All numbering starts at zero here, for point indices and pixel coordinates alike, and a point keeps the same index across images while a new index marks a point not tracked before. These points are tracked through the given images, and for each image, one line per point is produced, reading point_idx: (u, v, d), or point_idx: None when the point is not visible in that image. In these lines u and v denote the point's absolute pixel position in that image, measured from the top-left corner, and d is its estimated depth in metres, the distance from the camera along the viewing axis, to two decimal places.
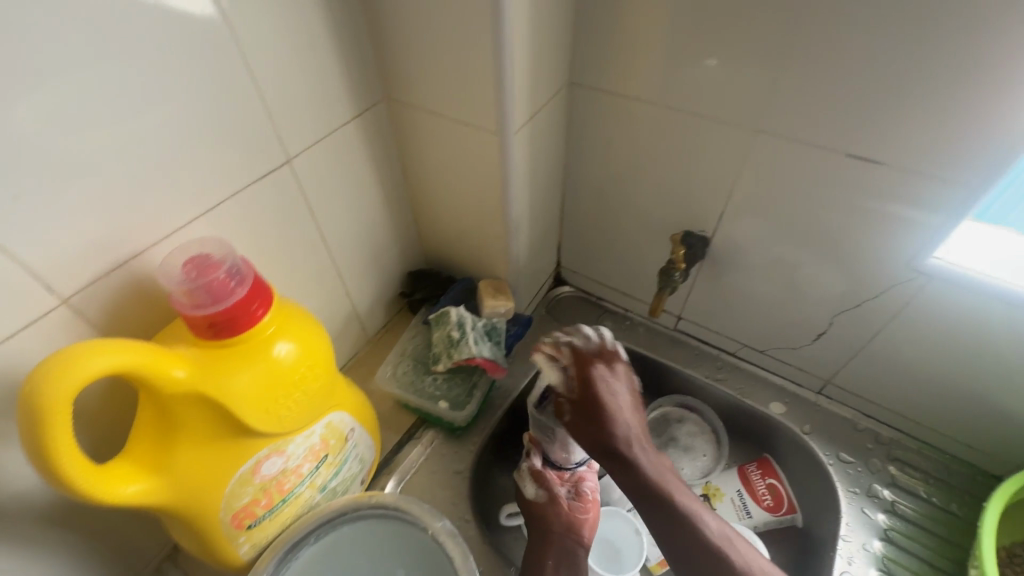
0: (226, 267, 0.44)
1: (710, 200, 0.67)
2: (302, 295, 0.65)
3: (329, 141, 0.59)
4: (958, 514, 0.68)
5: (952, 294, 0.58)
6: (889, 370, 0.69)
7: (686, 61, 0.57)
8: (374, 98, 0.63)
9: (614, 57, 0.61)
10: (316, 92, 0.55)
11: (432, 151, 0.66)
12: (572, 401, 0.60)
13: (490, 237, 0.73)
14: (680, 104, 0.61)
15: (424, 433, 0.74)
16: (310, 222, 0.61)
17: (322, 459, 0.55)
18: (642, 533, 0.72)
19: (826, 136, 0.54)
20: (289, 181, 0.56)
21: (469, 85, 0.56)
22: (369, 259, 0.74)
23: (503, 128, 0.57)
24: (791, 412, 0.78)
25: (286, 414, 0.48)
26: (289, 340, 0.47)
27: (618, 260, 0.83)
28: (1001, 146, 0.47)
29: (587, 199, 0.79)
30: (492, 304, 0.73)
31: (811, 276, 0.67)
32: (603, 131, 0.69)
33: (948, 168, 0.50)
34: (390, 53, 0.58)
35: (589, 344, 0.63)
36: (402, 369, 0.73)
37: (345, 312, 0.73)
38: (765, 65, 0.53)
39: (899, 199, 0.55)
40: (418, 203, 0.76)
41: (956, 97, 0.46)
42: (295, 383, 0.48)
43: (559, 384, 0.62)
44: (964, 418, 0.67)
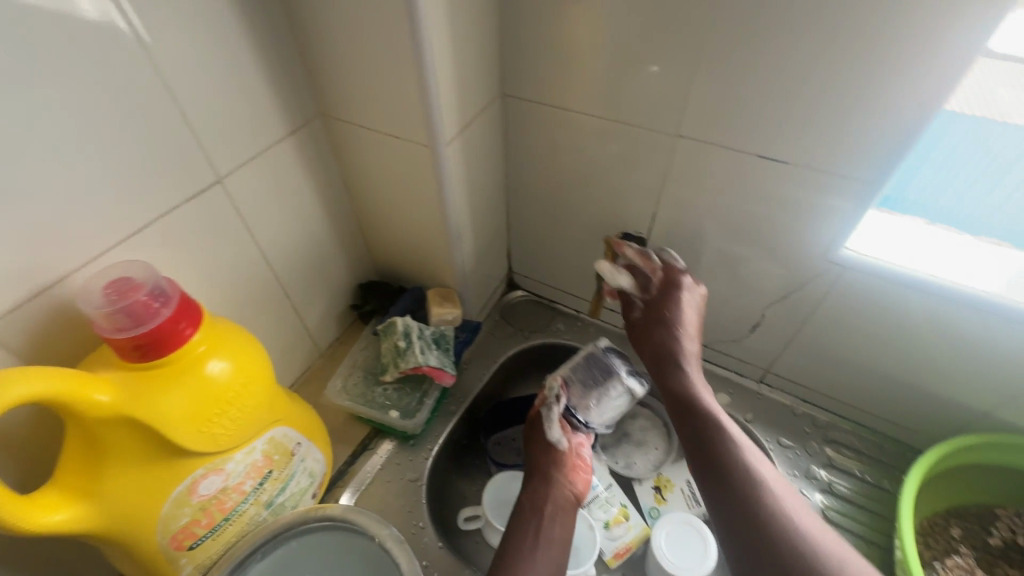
0: (148, 289, 0.44)
1: (643, 202, 0.70)
2: (245, 312, 0.65)
3: (264, 158, 0.60)
4: (890, 490, 0.72)
5: (865, 282, 0.61)
6: (819, 356, 0.72)
7: (606, 72, 0.60)
8: (309, 114, 0.64)
9: (540, 68, 0.64)
10: (246, 109, 0.56)
11: (370, 164, 0.67)
12: (643, 304, 0.68)
13: (434, 246, 0.74)
14: (605, 113, 0.64)
15: (379, 444, 0.75)
16: (248, 239, 0.62)
17: (266, 475, 0.55)
18: (596, 528, 0.74)
19: (737, 138, 0.58)
20: (222, 198, 0.57)
21: (397, 99, 0.57)
22: (316, 273, 0.74)
23: (434, 139, 0.59)
24: (735, 402, 0.81)
25: (222, 432, 0.48)
26: (221, 358, 0.47)
27: (565, 263, 0.86)
28: (886, 140, 0.51)
29: (530, 205, 0.81)
30: (439, 313, 0.76)
31: (742, 271, 0.70)
32: (538, 139, 0.71)
33: (846, 163, 0.54)
34: (320, 69, 0.60)
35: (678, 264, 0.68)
36: (353, 381, 0.74)
37: (294, 327, 0.73)
38: (676, 74, 0.57)
39: (809, 195, 0.58)
40: (362, 216, 0.77)
41: (844, 97, 0.51)
42: (230, 401, 0.48)
43: (630, 288, 0.69)
44: (890, 397, 0.71)
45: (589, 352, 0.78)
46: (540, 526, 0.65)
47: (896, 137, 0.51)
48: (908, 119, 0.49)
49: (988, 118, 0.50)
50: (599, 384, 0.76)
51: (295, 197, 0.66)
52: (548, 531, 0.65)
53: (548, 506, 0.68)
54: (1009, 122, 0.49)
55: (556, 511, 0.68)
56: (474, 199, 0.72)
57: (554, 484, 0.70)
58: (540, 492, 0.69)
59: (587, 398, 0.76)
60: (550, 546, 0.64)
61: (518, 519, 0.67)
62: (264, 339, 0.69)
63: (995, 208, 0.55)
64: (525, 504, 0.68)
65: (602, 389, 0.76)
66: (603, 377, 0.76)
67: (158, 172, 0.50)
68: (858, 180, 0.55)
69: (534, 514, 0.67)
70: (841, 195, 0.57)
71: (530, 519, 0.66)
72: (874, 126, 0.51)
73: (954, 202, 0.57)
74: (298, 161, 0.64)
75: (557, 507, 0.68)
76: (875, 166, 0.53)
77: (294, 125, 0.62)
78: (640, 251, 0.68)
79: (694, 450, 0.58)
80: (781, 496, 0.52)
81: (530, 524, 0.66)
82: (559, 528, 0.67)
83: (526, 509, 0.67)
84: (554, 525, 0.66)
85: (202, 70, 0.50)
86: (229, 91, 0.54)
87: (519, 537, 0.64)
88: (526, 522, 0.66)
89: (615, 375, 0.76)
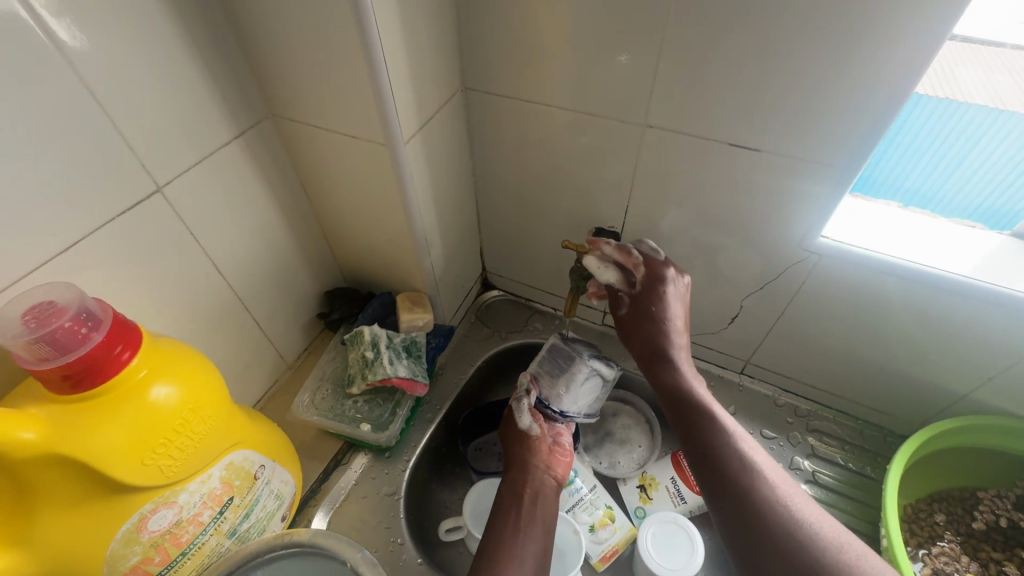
0: (75, 312, 0.40)
1: (615, 196, 0.68)
2: (199, 328, 0.61)
3: (209, 164, 0.56)
4: (873, 477, 0.72)
5: (842, 269, 0.60)
6: (798, 345, 0.72)
7: (570, 61, 0.57)
8: (257, 116, 0.60)
9: (501, 59, 0.61)
10: (184, 112, 0.52)
11: (328, 166, 0.64)
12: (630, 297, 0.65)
13: (401, 249, 0.71)
14: (570, 104, 0.61)
15: (352, 458, 0.72)
16: (197, 251, 0.58)
17: (226, 503, 0.52)
18: (581, 531, 0.72)
19: (707, 127, 0.56)
20: (164, 209, 0.53)
21: (349, 96, 0.54)
22: (278, 282, 0.71)
23: (391, 138, 0.56)
24: (717, 395, 0.80)
25: (170, 462, 0.45)
26: (165, 383, 0.44)
27: (539, 260, 0.83)
28: (857, 124, 0.50)
29: (500, 202, 0.78)
30: (410, 318, 0.73)
31: (718, 262, 0.68)
32: (504, 134, 0.68)
33: (818, 149, 0.53)
34: (266, 68, 0.56)
35: (657, 255, 0.65)
36: (321, 395, 0.71)
37: (255, 340, 0.70)
38: (641, 61, 0.54)
39: (783, 183, 0.57)
40: (324, 220, 0.73)
41: (813, 81, 0.49)
42: (178, 428, 0.45)
43: (617, 283, 0.65)
44: (870, 384, 0.70)
45: (551, 343, 0.75)
46: (518, 511, 0.65)
47: (867, 120, 0.49)
48: (879, 101, 0.48)
49: (947, 98, 0.50)
50: (564, 369, 0.73)
51: (247, 204, 0.62)
52: (527, 515, 0.65)
53: (527, 491, 0.67)
54: (967, 101, 0.49)
55: (534, 496, 0.67)
56: (440, 199, 0.69)
57: (531, 472, 0.69)
58: (518, 479, 0.69)
59: (556, 388, 0.73)
60: (530, 531, 0.64)
61: (498, 506, 0.67)
62: (223, 356, 0.65)
63: (965, 184, 0.55)
64: (504, 492, 0.68)
65: (569, 374, 0.73)
66: (568, 364, 0.73)
67: (87, 183, 0.46)
68: (832, 166, 0.53)
69: (513, 500, 0.67)
70: (814, 182, 0.55)
71: (509, 506, 0.66)
72: (845, 109, 0.49)
73: (923, 183, 0.57)
74: (249, 166, 0.61)
75: (536, 492, 0.68)
76: (847, 151, 0.52)
77: (241, 127, 0.58)
78: (619, 247, 0.64)
79: (691, 443, 0.55)
80: (781, 488, 0.50)
81: (509, 510, 0.66)
82: (540, 512, 0.66)
83: (505, 496, 0.67)
84: (533, 510, 0.66)
85: (131, 71, 0.46)
86: (164, 93, 0.50)
87: (499, 524, 0.64)
88: (505, 509, 0.66)
89: (578, 359, 0.73)
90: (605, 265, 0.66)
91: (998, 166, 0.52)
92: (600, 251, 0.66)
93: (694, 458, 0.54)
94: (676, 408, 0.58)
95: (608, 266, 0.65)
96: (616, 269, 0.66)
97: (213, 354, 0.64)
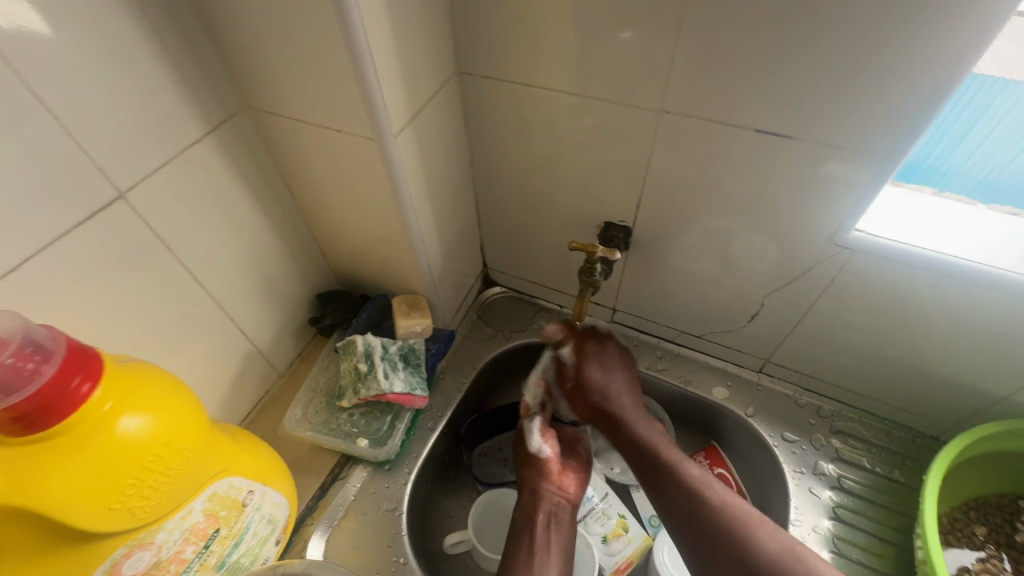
0: (20, 345, 0.36)
1: (626, 188, 0.62)
2: (178, 342, 0.56)
3: (179, 164, 0.50)
4: (902, 481, 0.68)
5: (878, 265, 0.55)
6: (823, 345, 0.67)
7: (577, 41, 0.51)
8: (231, 109, 0.54)
9: (499, 40, 0.55)
10: (147, 109, 0.46)
11: (312, 163, 0.58)
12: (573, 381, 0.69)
13: (395, 250, 0.66)
14: (577, 89, 0.55)
15: (351, 472, 0.68)
16: (170, 260, 0.53)
17: (211, 536, 0.48)
18: (594, 544, 0.68)
19: (730, 112, 0.50)
20: (129, 216, 0.48)
21: (331, 86, 0.48)
22: (264, 288, 0.66)
23: (380, 132, 0.50)
24: (734, 396, 0.76)
25: (142, 503, 0.40)
26: (133, 415, 0.39)
27: (544, 256, 0.78)
28: (901, 107, 0.44)
29: (501, 196, 0.73)
30: (406, 324, 0.69)
31: (739, 258, 0.63)
32: (504, 122, 0.63)
33: (856, 135, 0.47)
34: (237, 56, 0.50)
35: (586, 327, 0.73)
36: (314, 408, 0.68)
37: (242, 350, 0.65)
38: (658, 40, 0.48)
39: (814, 172, 0.51)
40: (311, 220, 0.68)
41: (854, 59, 0.43)
42: (151, 465, 0.40)
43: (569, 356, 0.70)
44: (901, 385, 0.66)
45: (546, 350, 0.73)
46: (532, 537, 0.62)
47: (915, 102, 0.44)
48: (930, 81, 0.42)
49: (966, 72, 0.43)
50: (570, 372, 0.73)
51: (225, 206, 0.57)
52: (543, 540, 0.63)
53: (541, 514, 0.64)
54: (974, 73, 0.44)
55: (548, 519, 0.64)
56: (435, 195, 0.64)
57: (540, 498, 0.66)
58: (530, 502, 0.65)
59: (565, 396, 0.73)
60: (546, 557, 0.61)
61: (512, 530, 0.64)
62: (207, 370, 0.61)
63: (972, 157, 0.49)
64: (517, 516, 0.65)
65: None
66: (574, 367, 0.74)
67: (35, 193, 0.41)
68: (872, 154, 0.48)
69: (527, 526, 0.64)
70: (851, 170, 0.49)
71: (522, 531, 0.63)
72: (891, 89, 0.44)
73: (926, 158, 0.51)
74: (225, 165, 0.55)
75: (549, 514, 0.65)
76: (890, 138, 0.46)
77: (213, 122, 0.52)
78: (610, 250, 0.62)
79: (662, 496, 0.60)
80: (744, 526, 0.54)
81: (522, 536, 0.63)
82: (556, 535, 0.63)
83: (518, 521, 0.65)
84: (547, 535, 0.63)
85: (79, 64, 0.40)
86: (123, 88, 0.44)
87: (514, 552, 0.62)
88: (518, 534, 0.63)
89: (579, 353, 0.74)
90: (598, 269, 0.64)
91: (1005, 136, 0.47)
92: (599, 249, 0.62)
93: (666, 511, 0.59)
94: (642, 459, 0.63)
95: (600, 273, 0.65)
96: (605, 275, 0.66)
97: (196, 369, 0.60)
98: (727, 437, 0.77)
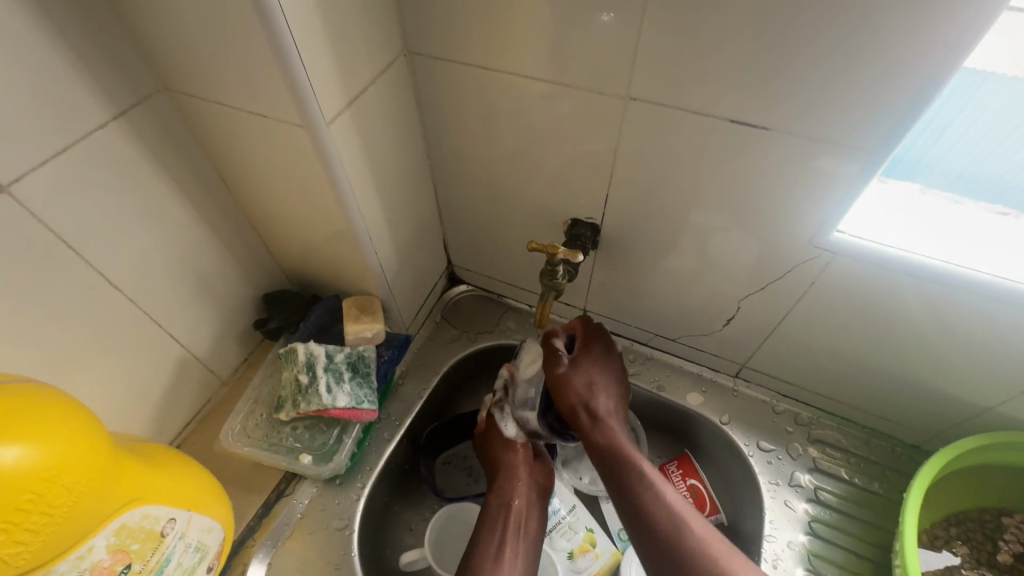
0: None
1: (594, 182, 0.57)
2: (91, 352, 0.51)
3: (80, 153, 0.44)
4: (880, 492, 0.65)
5: (860, 269, 0.51)
6: (801, 350, 0.63)
7: (536, 17, 0.46)
8: (145, 91, 0.48)
9: (449, 18, 0.49)
10: (31, 89, 0.40)
11: (244, 152, 0.52)
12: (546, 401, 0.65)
13: (343, 248, 0.60)
14: (536, 73, 0.50)
15: (297, 488, 0.63)
16: (75, 261, 0.47)
17: (121, 573, 0.43)
18: (558, 560, 0.64)
19: (701, 100, 0.46)
20: (17, 214, 0.42)
21: (250, 65, 0.42)
22: (200, 290, 0.60)
23: (311, 119, 0.45)
24: (709, 402, 0.72)
25: (20, 549, 0.35)
26: (7, 445, 0.34)
27: (510, 254, 0.73)
28: (886, 99, 0.40)
29: (462, 188, 0.67)
30: (354, 329, 0.63)
31: (715, 259, 0.59)
32: (460, 109, 0.57)
33: (839, 129, 0.43)
34: (145, 29, 0.44)
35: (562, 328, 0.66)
36: (255, 420, 0.63)
37: (174, 358, 0.60)
38: (623, 18, 0.43)
39: (793, 168, 0.47)
40: (252, 215, 0.62)
41: (838, 43, 0.38)
42: (29, 505, 0.35)
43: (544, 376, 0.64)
44: (880, 393, 0.62)
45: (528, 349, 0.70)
46: (506, 522, 0.60)
47: (901, 93, 0.39)
48: (921, 68, 0.38)
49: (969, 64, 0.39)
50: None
51: (144, 201, 0.51)
52: (515, 528, 0.60)
53: (517, 500, 0.62)
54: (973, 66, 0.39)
55: (525, 504, 0.62)
56: (386, 188, 0.58)
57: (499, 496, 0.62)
58: (507, 489, 0.63)
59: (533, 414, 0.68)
60: (518, 543, 0.59)
61: (485, 514, 0.62)
62: (130, 380, 0.55)
63: (927, 154, 0.46)
64: (491, 501, 0.62)
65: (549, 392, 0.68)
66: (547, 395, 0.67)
67: None
68: (857, 149, 0.43)
69: (499, 511, 0.61)
70: (834, 166, 0.45)
71: (497, 515, 0.61)
72: (877, 78, 0.39)
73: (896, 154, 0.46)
74: (141, 154, 0.49)
75: (526, 498, 0.63)
76: (875, 132, 0.42)
77: (122, 106, 0.46)
78: (573, 251, 0.57)
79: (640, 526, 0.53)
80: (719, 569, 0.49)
81: (496, 521, 0.60)
82: (531, 520, 0.62)
83: (492, 505, 0.62)
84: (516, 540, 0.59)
85: None
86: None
87: (486, 536, 0.59)
88: (491, 520, 0.60)
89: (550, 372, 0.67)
90: (561, 271, 0.59)
91: (976, 134, 0.43)
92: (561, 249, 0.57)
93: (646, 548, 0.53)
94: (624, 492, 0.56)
95: (563, 273, 0.60)
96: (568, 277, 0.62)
97: (118, 379, 0.54)
98: (701, 444, 0.73)
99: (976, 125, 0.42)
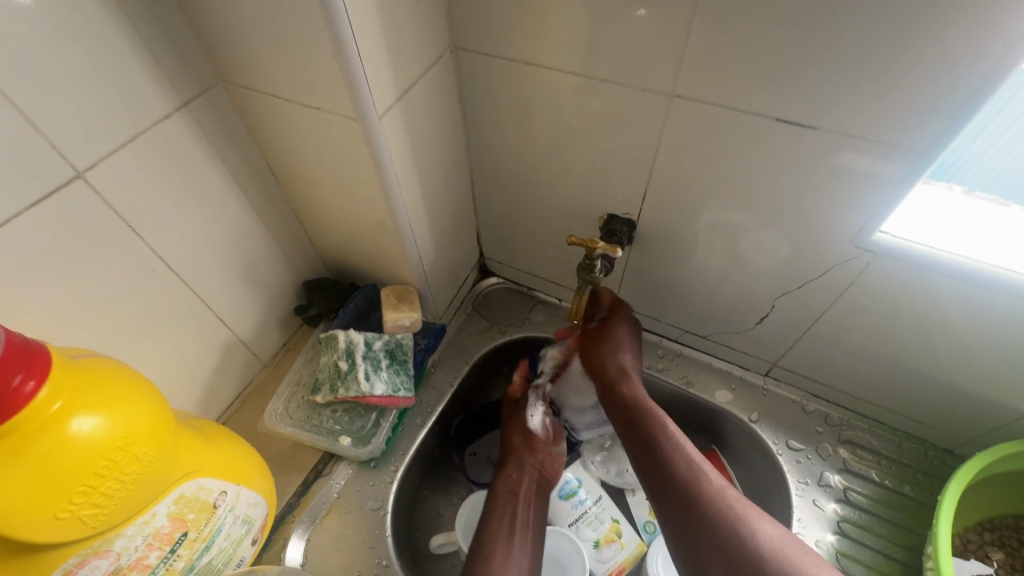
0: None
1: (632, 179, 0.58)
2: (149, 332, 0.53)
3: (145, 141, 0.46)
4: (911, 495, 0.65)
5: (901, 271, 0.51)
6: (833, 351, 0.63)
7: (582, 14, 0.46)
8: (203, 84, 0.50)
9: (495, 14, 0.50)
10: (106, 80, 0.42)
11: (293, 143, 0.54)
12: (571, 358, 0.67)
13: (383, 239, 0.62)
14: (579, 69, 0.51)
15: (334, 468, 0.65)
16: (138, 245, 0.49)
17: (178, 540, 0.46)
18: (585, 549, 0.66)
19: (747, 99, 0.46)
20: (88, 197, 0.44)
21: (308, 59, 0.44)
22: (247, 275, 0.62)
23: (363, 111, 0.46)
24: (738, 400, 0.72)
25: (95, 511, 0.38)
26: (87, 414, 0.37)
27: (542, 247, 0.74)
28: (941, 98, 0.39)
29: (498, 182, 0.68)
30: (394, 317, 0.67)
31: (750, 256, 0.59)
32: (502, 103, 0.58)
33: (887, 128, 0.42)
34: (208, 22, 0.46)
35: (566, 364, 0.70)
36: (296, 402, 0.66)
37: (221, 340, 0.62)
38: (672, 17, 0.43)
39: (836, 168, 0.47)
40: (295, 204, 0.64)
41: (892, 43, 0.38)
42: (104, 471, 0.38)
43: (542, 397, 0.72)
44: (916, 396, 0.62)
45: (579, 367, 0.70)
46: (515, 509, 0.63)
47: (954, 94, 0.39)
48: (978, 71, 0.37)
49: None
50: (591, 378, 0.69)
51: (199, 188, 0.53)
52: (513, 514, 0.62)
53: (523, 488, 0.65)
54: None
55: (530, 494, 0.65)
56: (426, 181, 0.60)
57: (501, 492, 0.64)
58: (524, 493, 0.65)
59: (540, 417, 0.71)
60: (523, 530, 0.61)
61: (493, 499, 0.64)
62: (182, 360, 0.58)
63: (962, 157, 0.46)
64: (498, 488, 0.65)
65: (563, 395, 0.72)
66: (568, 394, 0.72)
67: None
68: (905, 149, 0.43)
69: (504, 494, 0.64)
70: (880, 164, 0.45)
71: (505, 502, 0.63)
72: (932, 78, 0.39)
73: (944, 158, 0.46)
74: (198, 143, 0.51)
75: (531, 490, 0.66)
76: (926, 132, 0.41)
77: (184, 97, 0.48)
78: (609, 244, 0.58)
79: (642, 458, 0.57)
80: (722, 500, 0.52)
81: (505, 506, 0.63)
82: (532, 508, 0.64)
83: (500, 492, 0.64)
84: (513, 530, 0.60)
85: (22, 24, 0.36)
86: (79, 54, 0.40)
87: (492, 521, 0.61)
88: (499, 505, 0.63)
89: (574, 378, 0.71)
90: (597, 263, 0.59)
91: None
92: (597, 241, 0.58)
93: (651, 482, 0.56)
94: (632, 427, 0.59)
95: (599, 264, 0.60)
96: (604, 269, 0.62)
97: (171, 358, 0.57)
98: (728, 441, 0.74)
99: (1011, 127, 0.42)
